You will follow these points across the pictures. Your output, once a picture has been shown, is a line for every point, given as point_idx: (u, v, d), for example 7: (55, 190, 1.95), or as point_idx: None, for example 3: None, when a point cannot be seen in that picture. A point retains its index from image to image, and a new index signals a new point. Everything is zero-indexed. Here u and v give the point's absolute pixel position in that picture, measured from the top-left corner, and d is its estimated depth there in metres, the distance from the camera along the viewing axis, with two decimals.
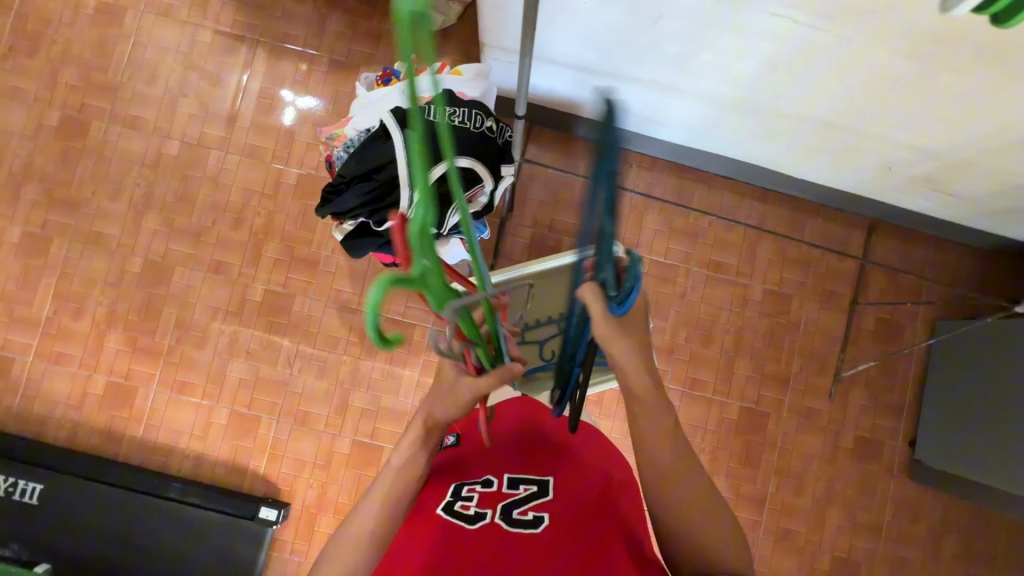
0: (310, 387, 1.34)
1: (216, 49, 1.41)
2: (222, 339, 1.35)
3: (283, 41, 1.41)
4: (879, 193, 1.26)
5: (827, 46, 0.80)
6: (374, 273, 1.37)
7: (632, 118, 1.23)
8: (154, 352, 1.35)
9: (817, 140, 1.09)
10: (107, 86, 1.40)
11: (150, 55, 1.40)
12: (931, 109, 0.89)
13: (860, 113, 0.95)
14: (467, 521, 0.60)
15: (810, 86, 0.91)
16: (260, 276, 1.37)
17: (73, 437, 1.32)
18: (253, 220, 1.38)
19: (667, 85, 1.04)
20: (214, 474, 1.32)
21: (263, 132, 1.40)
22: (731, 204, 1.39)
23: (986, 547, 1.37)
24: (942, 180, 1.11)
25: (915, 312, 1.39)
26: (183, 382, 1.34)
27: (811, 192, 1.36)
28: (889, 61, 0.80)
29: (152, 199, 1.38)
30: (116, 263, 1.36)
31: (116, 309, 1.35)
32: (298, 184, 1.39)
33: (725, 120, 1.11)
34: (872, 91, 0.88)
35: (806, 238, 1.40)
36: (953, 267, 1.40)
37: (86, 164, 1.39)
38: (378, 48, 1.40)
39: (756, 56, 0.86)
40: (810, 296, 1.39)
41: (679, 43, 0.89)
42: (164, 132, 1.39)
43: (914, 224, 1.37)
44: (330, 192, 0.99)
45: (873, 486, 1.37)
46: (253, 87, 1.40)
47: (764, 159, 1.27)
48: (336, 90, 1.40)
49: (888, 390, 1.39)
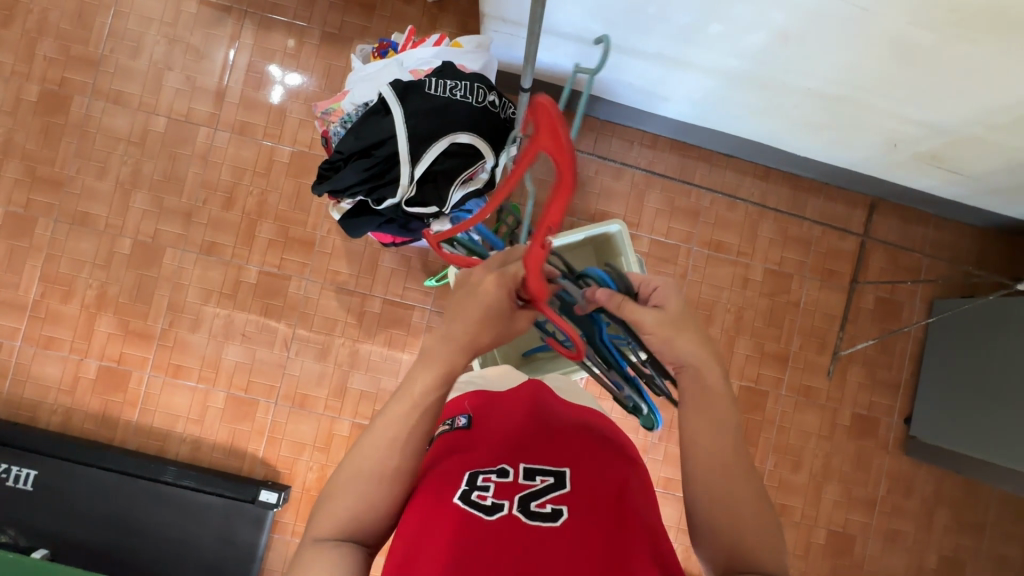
0: (309, 370, 1.32)
1: (202, 20, 1.35)
2: (217, 321, 1.33)
3: (271, 11, 1.35)
4: (882, 170, 1.25)
5: (839, 14, 0.77)
6: (372, 253, 1.34)
7: (634, 92, 1.20)
8: (147, 335, 1.32)
9: (826, 116, 1.07)
10: (88, 59, 1.34)
11: (133, 26, 1.34)
12: (942, 79, 0.87)
13: (869, 87, 0.94)
14: (482, 513, 0.54)
15: (818, 59, 0.89)
16: (255, 257, 1.33)
17: (67, 422, 1.30)
18: (245, 200, 1.34)
19: (673, 57, 1.01)
20: (212, 457, 1.31)
21: (253, 109, 1.35)
22: (734, 181, 1.38)
23: (977, 519, 1.40)
24: (947, 156, 1.10)
25: (914, 291, 1.40)
26: (178, 365, 1.32)
27: (814, 169, 1.34)
28: (902, 30, 0.78)
29: (140, 179, 1.34)
30: (104, 244, 1.32)
31: (106, 292, 1.32)
32: (290, 162, 1.35)
33: (732, 95, 1.09)
34: (883, 63, 0.86)
35: (808, 216, 1.39)
36: (953, 245, 1.40)
37: (69, 141, 1.33)
38: (373, 19, 1.35)
39: (766, 25, 0.84)
40: (810, 275, 1.39)
41: (687, 13, 0.86)
42: (150, 108, 1.34)
43: (915, 202, 1.37)
44: (327, 169, 0.96)
45: (868, 461, 1.39)
46: (241, 61, 1.35)
47: (768, 137, 1.25)
48: (328, 64, 1.35)
49: (885, 368, 1.40)
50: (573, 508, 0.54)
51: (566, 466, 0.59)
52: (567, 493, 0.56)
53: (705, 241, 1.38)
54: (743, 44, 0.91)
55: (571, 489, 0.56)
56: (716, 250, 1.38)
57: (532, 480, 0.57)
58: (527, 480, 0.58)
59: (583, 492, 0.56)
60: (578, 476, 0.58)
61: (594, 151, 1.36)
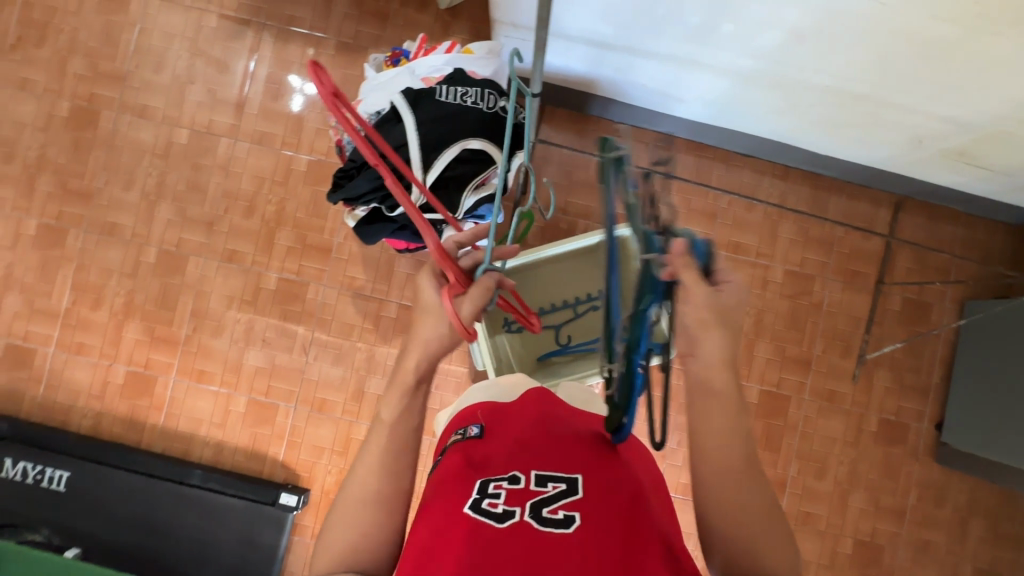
0: (326, 375, 1.34)
1: (222, 34, 1.38)
2: (238, 327, 1.36)
3: (289, 24, 1.38)
4: (908, 168, 1.21)
5: (856, 11, 0.76)
6: (387, 259, 1.36)
7: (648, 94, 1.19)
8: (172, 341, 1.36)
9: (848, 114, 1.04)
10: (115, 74, 1.39)
11: (157, 42, 1.39)
12: (970, 74, 0.84)
13: (892, 84, 0.91)
14: (494, 520, 0.54)
15: (836, 58, 0.87)
16: (274, 263, 1.36)
17: (97, 425, 1.34)
18: (264, 208, 1.37)
19: (687, 58, 1.00)
20: (234, 460, 1.34)
21: (272, 119, 1.38)
22: (752, 181, 1.35)
23: (1014, 530, 1.34)
24: (977, 153, 1.06)
25: (944, 292, 1.35)
26: (201, 370, 1.35)
27: (836, 168, 1.31)
28: (925, 25, 0.75)
29: (164, 189, 1.38)
30: (131, 252, 1.37)
31: (133, 299, 1.36)
32: (308, 170, 1.37)
33: (748, 95, 1.07)
34: (905, 59, 0.84)
35: (829, 216, 1.35)
36: (985, 245, 1.34)
37: (97, 154, 1.38)
38: (387, 28, 1.37)
39: (782, 25, 0.82)
40: (833, 276, 1.35)
41: (700, 13, 0.85)
42: (173, 120, 1.38)
43: (944, 200, 1.32)
44: (342, 177, 0.98)
45: (897, 468, 1.35)
46: (260, 72, 1.38)
47: (787, 137, 1.22)
48: (343, 74, 1.37)
49: (914, 372, 1.35)
50: (584, 514, 0.54)
51: (578, 473, 0.59)
52: (579, 499, 0.56)
53: (723, 243, 1.35)
54: (758, 44, 0.89)
55: (583, 495, 0.56)
56: (735, 252, 1.35)
57: (543, 487, 0.57)
58: (539, 487, 0.57)
59: (595, 499, 0.56)
60: (590, 483, 0.57)
61: None
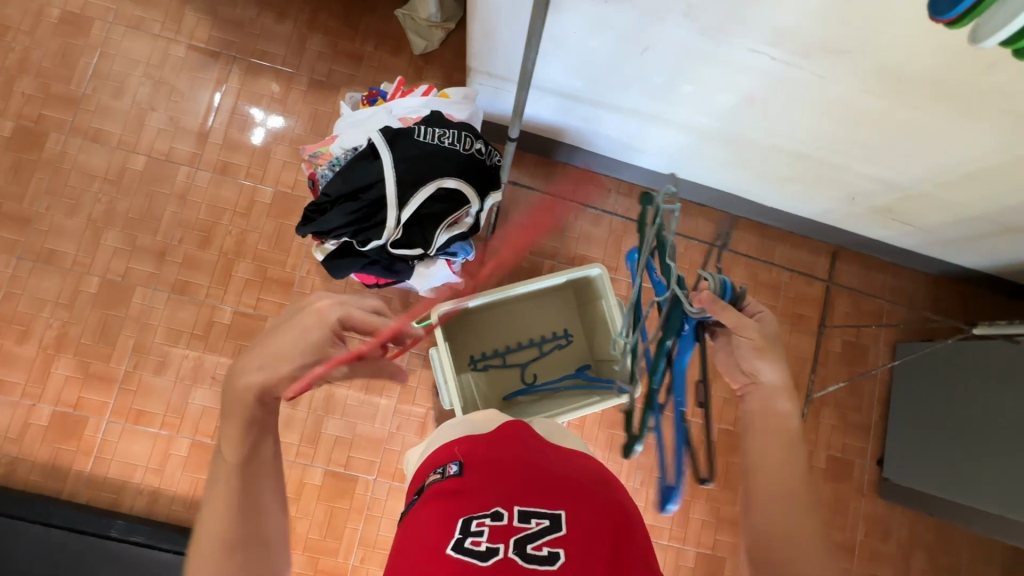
0: (279, 416, 1.27)
1: (189, 64, 1.37)
2: (185, 364, 1.27)
3: (260, 58, 1.38)
4: (844, 221, 1.33)
5: (799, 80, 0.85)
6: (352, 295, 1.33)
7: (612, 145, 1.26)
8: (108, 378, 1.25)
9: (791, 172, 1.15)
10: (67, 97, 1.33)
11: (117, 68, 1.35)
12: (896, 141, 0.95)
13: (830, 146, 1.01)
14: (478, 561, 0.53)
15: (782, 121, 0.97)
16: (230, 297, 1.30)
17: (10, 473, 1.20)
18: (223, 239, 1.32)
19: (650, 114, 1.07)
20: (171, 510, 1.22)
21: (235, 150, 1.35)
22: (706, 227, 1.44)
23: (952, 562, 1.41)
24: (901, 210, 1.19)
25: (878, 335, 1.46)
26: (139, 411, 1.25)
27: (781, 219, 1.42)
28: (859, 96, 0.86)
29: (114, 216, 1.31)
30: (69, 282, 1.27)
31: (67, 332, 1.26)
32: (272, 203, 1.35)
33: (704, 150, 1.16)
34: (842, 125, 0.94)
35: (776, 262, 1.45)
36: (911, 292, 1.48)
37: (40, 177, 1.30)
38: (360, 68, 1.40)
39: (736, 89, 0.91)
40: (781, 319, 1.44)
41: (664, 74, 0.93)
42: (130, 146, 1.33)
43: (875, 251, 1.45)
44: (314, 211, 0.97)
45: (845, 504, 1.40)
46: (227, 104, 1.36)
47: (738, 189, 1.32)
48: (315, 109, 1.38)
49: (856, 410, 1.44)
50: (569, 552, 0.53)
51: (560, 507, 0.58)
52: (564, 535, 0.55)
53: None
54: (714, 104, 0.98)
55: (567, 531, 0.55)
56: None
57: (527, 523, 0.56)
58: (522, 523, 0.56)
59: (580, 535, 0.55)
60: (573, 519, 0.56)
61: (574, 197, 1.40)
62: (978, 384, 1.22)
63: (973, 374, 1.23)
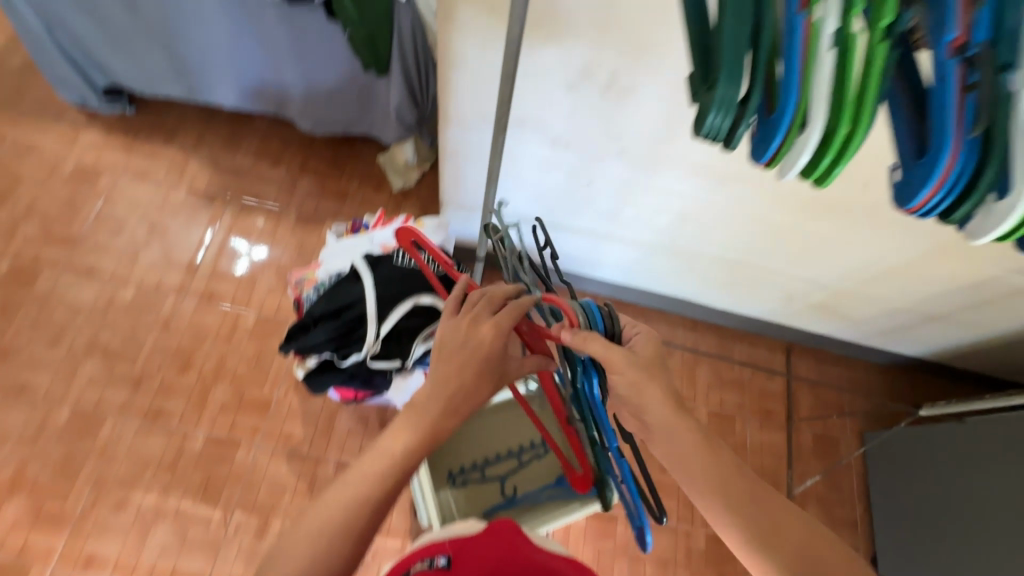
0: (245, 550, 1.19)
1: (187, 205, 1.51)
2: (149, 496, 1.22)
3: (253, 199, 1.54)
4: (789, 319, 1.46)
5: (720, 201, 1.03)
6: (328, 413, 1.34)
7: (573, 262, 1.41)
8: (62, 518, 1.18)
9: (732, 277, 1.29)
10: (67, 237, 1.43)
11: (119, 211, 1.48)
12: (811, 247, 1.11)
13: (759, 254, 1.17)
14: None
15: (714, 235, 1.13)
16: (204, 422, 1.29)
17: None
18: (203, 363, 1.35)
19: (602, 233, 1.22)
20: None
21: (223, 279, 1.44)
22: (667, 330, 1.54)
23: None
24: (834, 307, 1.33)
25: (845, 425, 1.51)
26: (91, 554, 1.16)
27: (734, 320, 1.54)
28: (771, 212, 1.03)
29: (95, 347, 1.33)
30: (37, 415, 1.25)
31: (25, 469, 1.21)
32: (255, 326, 1.40)
33: (654, 262, 1.30)
34: (764, 236, 1.10)
35: (737, 360, 1.54)
36: (865, 382, 1.56)
37: (26, 312, 1.35)
38: (344, 204, 1.57)
39: (670, 210, 1.08)
40: (750, 415, 1.49)
41: (608, 200, 1.10)
42: (121, 279, 1.41)
43: (824, 345, 1.56)
44: (297, 330, 1.03)
45: None
46: (218, 238, 1.48)
47: (690, 295, 1.45)
48: (301, 240, 1.51)
49: (840, 506, 1.43)
50: None
51: None
52: None
53: None
54: (654, 223, 1.13)
55: None
56: None
57: None
58: None
59: None
60: None
61: None
62: (990, 465, 1.15)
63: (984, 455, 1.16)
